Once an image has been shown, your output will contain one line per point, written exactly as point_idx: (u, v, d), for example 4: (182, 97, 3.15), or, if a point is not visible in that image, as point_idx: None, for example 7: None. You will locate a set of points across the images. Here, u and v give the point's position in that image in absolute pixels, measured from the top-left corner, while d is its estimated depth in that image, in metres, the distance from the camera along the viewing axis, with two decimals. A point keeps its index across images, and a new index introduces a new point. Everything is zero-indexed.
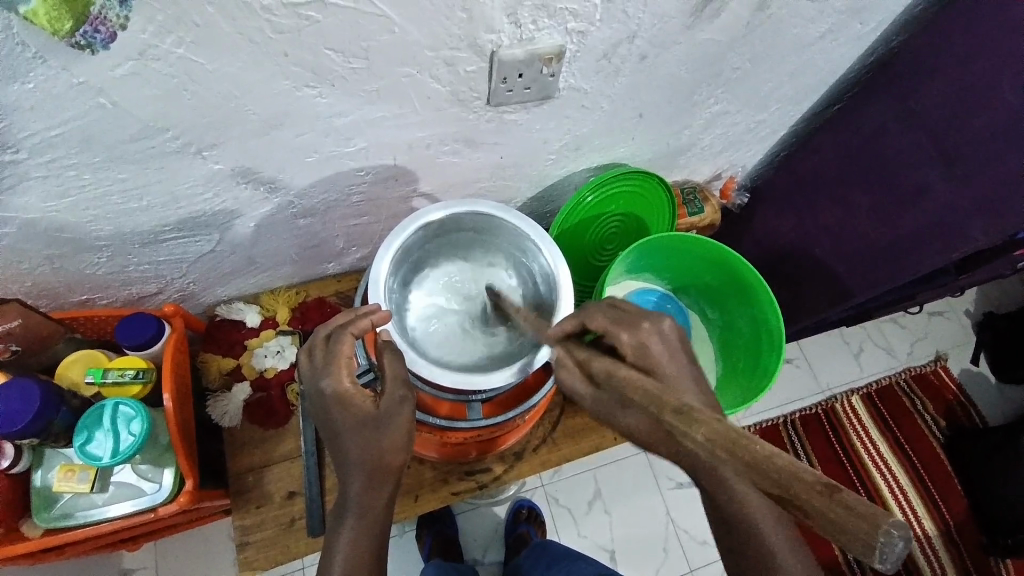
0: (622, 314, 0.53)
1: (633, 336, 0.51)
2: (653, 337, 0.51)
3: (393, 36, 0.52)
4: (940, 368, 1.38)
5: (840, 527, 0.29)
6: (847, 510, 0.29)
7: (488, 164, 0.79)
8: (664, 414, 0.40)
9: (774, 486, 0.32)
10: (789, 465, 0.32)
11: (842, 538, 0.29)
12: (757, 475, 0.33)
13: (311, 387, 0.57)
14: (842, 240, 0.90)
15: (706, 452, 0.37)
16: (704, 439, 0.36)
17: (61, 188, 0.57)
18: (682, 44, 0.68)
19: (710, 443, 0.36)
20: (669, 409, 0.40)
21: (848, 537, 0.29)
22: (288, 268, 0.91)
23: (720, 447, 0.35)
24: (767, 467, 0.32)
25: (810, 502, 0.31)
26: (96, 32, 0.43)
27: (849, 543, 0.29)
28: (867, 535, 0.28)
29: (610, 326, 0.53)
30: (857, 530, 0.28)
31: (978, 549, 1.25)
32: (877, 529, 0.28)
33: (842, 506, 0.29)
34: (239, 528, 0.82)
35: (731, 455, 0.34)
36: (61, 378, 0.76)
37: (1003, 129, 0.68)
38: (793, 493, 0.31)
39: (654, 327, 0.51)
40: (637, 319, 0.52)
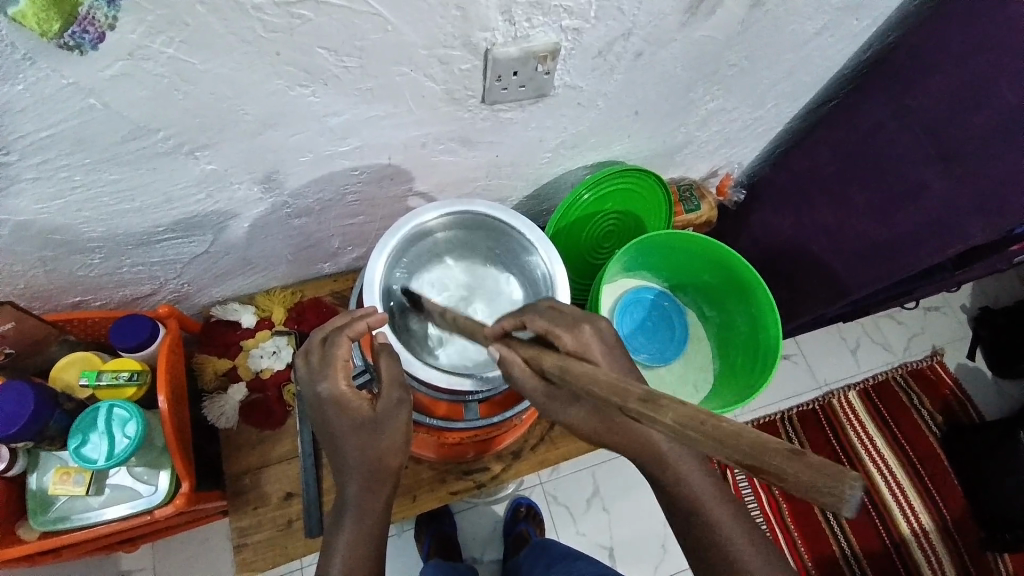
0: (562, 317, 0.53)
1: (574, 337, 0.50)
2: (592, 338, 0.51)
3: (387, 35, 0.52)
4: (936, 363, 1.39)
5: (818, 486, 0.28)
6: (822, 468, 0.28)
7: (484, 163, 0.79)
8: (630, 404, 0.35)
9: (749, 461, 0.30)
10: (759, 438, 0.30)
11: (817, 496, 0.28)
12: (727, 449, 0.30)
13: (308, 391, 0.56)
14: (840, 237, 0.90)
15: (673, 435, 0.33)
16: (673, 422, 0.33)
17: (53, 190, 0.57)
18: (679, 42, 0.67)
19: (679, 426, 0.32)
20: (631, 397, 0.36)
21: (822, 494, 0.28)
22: (283, 268, 0.90)
23: (691, 431, 0.32)
24: (741, 440, 0.30)
25: (788, 472, 0.29)
26: (86, 33, 0.43)
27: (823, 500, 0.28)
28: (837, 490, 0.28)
29: (553, 327, 0.52)
30: (830, 486, 0.28)
31: (975, 544, 1.25)
32: (846, 483, 0.28)
33: (815, 468, 0.28)
34: (236, 530, 0.82)
35: (699, 437, 0.31)
36: (55, 380, 0.76)
37: (1005, 127, 0.67)
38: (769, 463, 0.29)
39: (594, 330, 0.51)
40: (577, 322, 0.52)
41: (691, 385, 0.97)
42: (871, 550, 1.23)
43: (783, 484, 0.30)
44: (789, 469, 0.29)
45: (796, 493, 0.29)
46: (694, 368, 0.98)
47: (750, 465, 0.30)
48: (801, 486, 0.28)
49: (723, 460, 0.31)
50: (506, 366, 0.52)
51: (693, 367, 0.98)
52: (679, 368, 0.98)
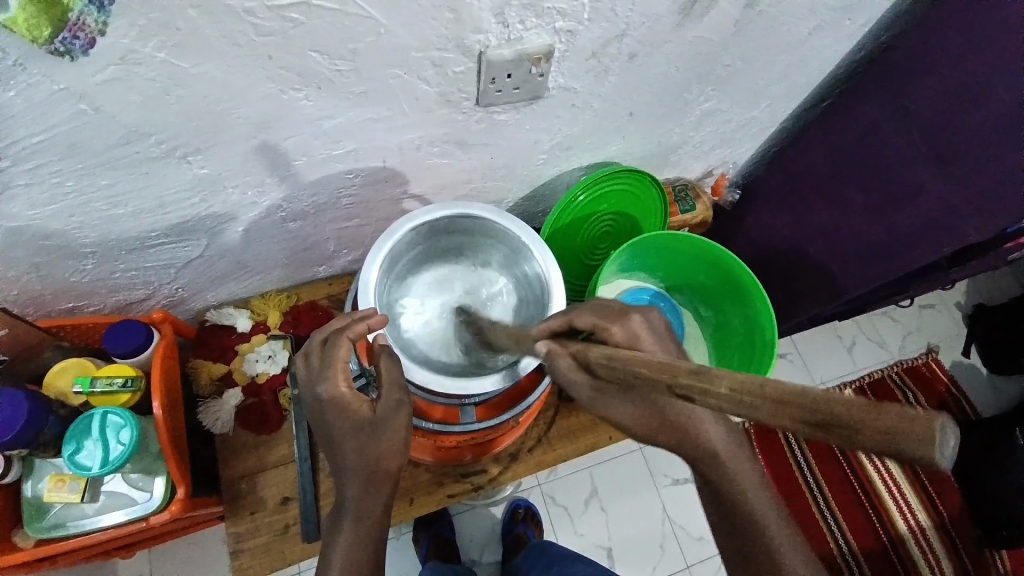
0: (609, 308, 0.52)
1: (624, 328, 0.50)
2: (643, 329, 0.50)
3: (380, 38, 0.52)
4: (932, 360, 1.39)
5: (899, 434, 0.24)
6: (902, 415, 0.25)
7: (479, 165, 0.78)
8: (681, 379, 0.33)
9: (815, 415, 0.27)
10: (826, 392, 0.27)
11: (899, 446, 0.25)
12: (790, 406, 0.28)
13: (308, 394, 0.56)
14: (835, 236, 0.90)
15: (729, 407, 0.30)
16: (729, 390, 0.30)
17: (45, 196, 0.57)
18: (673, 42, 0.67)
19: (734, 394, 0.30)
20: (683, 371, 0.34)
21: (903, 443, 0.24)
22: (278, 272, 0.90)
23: (746, 396, 0.29)
24: (803, 398, 0.28)
25: (866, 420, 0.25)
26: (76, 38, 0.43)
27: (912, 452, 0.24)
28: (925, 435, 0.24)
29: (600, 321, 0.51)
30: (919, 430, 0.24)
31: (972, 540, 1.25)
32: (936, 426, 0.24)
33: (895, 415, 0.25)
34: (233, 535, 0.82)
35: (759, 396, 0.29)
36: (48, 388, 0.74)
37: (1001, 130, 0.67)
38: (838, 417, 0.26)
39: (643, 318, 0.50)
40: (625, 311, 0.51)
41: None
42: (869, 547, 1.23)
43: (860, 443, 0.26)
44: (859, 420, 0.25)
45: (877, 450, 0.26)
46: None
47: (815, 423, 0.27)
48: (878, 436, 0.25)
49: (788, 426, 0.28)
50: (552, 361, 0.52)
51: None
52: None
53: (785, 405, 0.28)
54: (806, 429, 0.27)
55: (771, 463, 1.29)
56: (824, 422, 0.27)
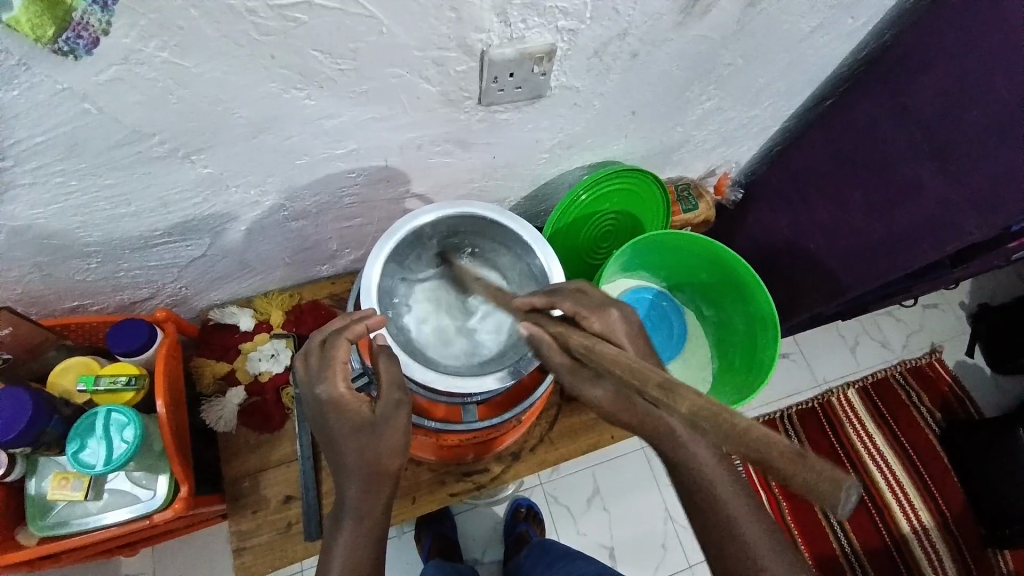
0: (590, 300, 0.56)
1: (602, 319, 0.54)
2: (619, 321, 0.54)
3: (381, 37, 0.52)
4: (935, 360, 1.39)
5: (809, 487, 0.28)
6: (820, 468, 0.28)
7: (481, 165, 0.79)
8: (648, 387, 0.37)
9: (754, 454, 0.29)
10: (769, 435, 0.29)
11: (812, 494, 0.28)
12: (737, 443, 0.30)
13: (307, 394, 0.56)
14: (838, 236, 0.90)
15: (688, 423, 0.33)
16: (688, 412, 0.33)
17: (48, 195, 0.57)
18: (675, 41, 0.67)
19: (693, 416, 0.33)
20: (651, 382, 0.37)
21: (820, 491, 0.28)
22: (281, 271, 0.90)
23: (701, 418, 0.32)
24: (746, 436, 0.30)
25: (785, 470, 0.28)
26: (79, 38, 0.43)
27: (815, 499, 0.28)
28: (827, 491, 0.27)
29: (581, 311, 0.55)
30: (825, 487, 0.27)
31: (975, 540, 1.25)
32: (841, 486, 0.27)
33: (815, 470, 0.28)
34: (236, 534, 0.82)
35: (711, 425, 0.32)
36: (54, 386, 0.75)
37: (997, 124, 0.67)
38: (771, 460, 0.29)
39: (620, 314, 0.54)
40: (604, 305, 0.55)
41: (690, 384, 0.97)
42: (871, 546, 1.23)
43: (785, 484, 0.29)
44: (785, 468, 0.28)
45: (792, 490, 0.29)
46: (693, 367, 0.98)
47: (753, 459, 0.30)
48: (797, 485, 0.28)
49: (734, 454, 0.31)
50: (535, 342, 0.56)
51: (692, 367, 0.99)
52: (678, 367, 0.98)
53: (730, 440, 0.31)
54: (746, 459, 0.30)
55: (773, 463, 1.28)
56: (757, 460, 0.29)
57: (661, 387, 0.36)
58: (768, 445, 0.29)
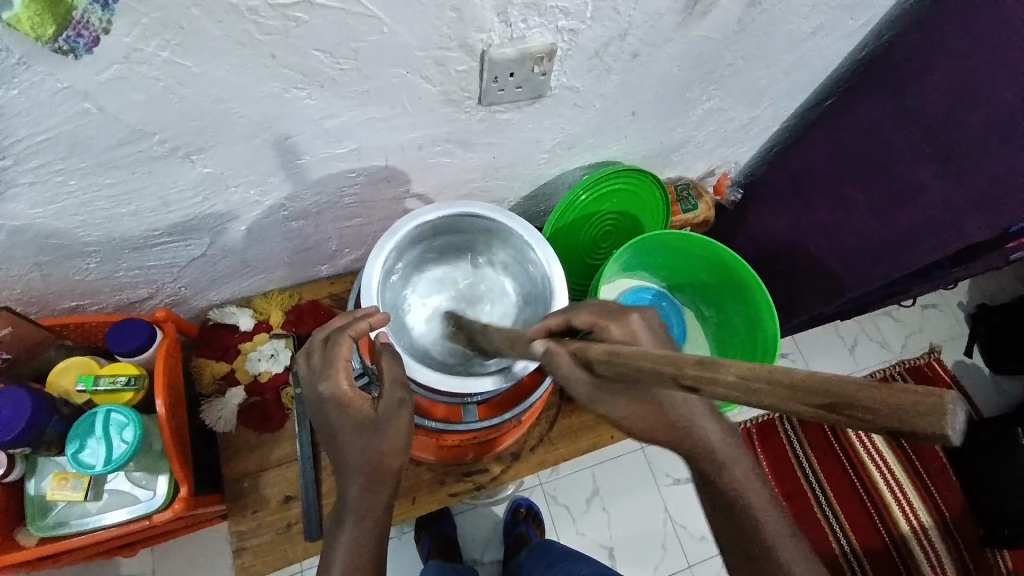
0: (609, 308, 0.52)
1: (622, 326, 0.50)
2: (640, 326, 0.50)
3: (383, 37, 0.52)
4: (934, 360, 1.39)
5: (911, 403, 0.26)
6: (909, 393, 0.27)
7: (481, 165, 0.79)
8: (686, 370, 0.33)
9: (829, 398, 0.28)
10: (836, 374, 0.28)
11: (909, 424, 0.26)
12: (804, 392, 0.29)
13: (309, 392, 0.56)
14: (837, 236, 0.90)
15: (742, 391, 0.31)
16: (738, 378, 0.31)
17: (48, 194, 0.57)
18: (675, 41, 0.67)
19: (745, 380, 0.31)
20: (688, 362, 0.34)
21: (915, 420, 0.26)
22: (280, 272, 0.90)
23: (758, 382, 0.30)
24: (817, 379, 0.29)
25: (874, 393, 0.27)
26: (80, 36, 0.43)
27: (920, 422, 0.26)
28: (931, 405, 0.26)
29: (600, 319, 0.51)
30: (928, 398, 0.26)
31: (974, 540, 1.25)
32: (942, 397, 0.26)
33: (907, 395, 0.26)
34: (235, 534, 0.82)
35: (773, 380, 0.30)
36: (53, 387, 0.74)
37: (999, 126, 0.67)
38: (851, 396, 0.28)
39: (642, 318, 0.50)
40: (625, 310, 0.51)
41: None
42: (871, 546, 1.23)
43: (872, 422, 0.27)
44: (875, 400, 0.27)
45: (885, 425, 0.27)
46: None
47: (828, 403, 0.28)
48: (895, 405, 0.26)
49: (800, 410, 0.30)
50: (552, 359, 0.50)
51: None
52: None
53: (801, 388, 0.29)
54: (818, 411, 0.29)
55: (772, 463, 1.28)
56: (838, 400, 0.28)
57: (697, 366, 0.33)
58: (841, 386, 0.28)
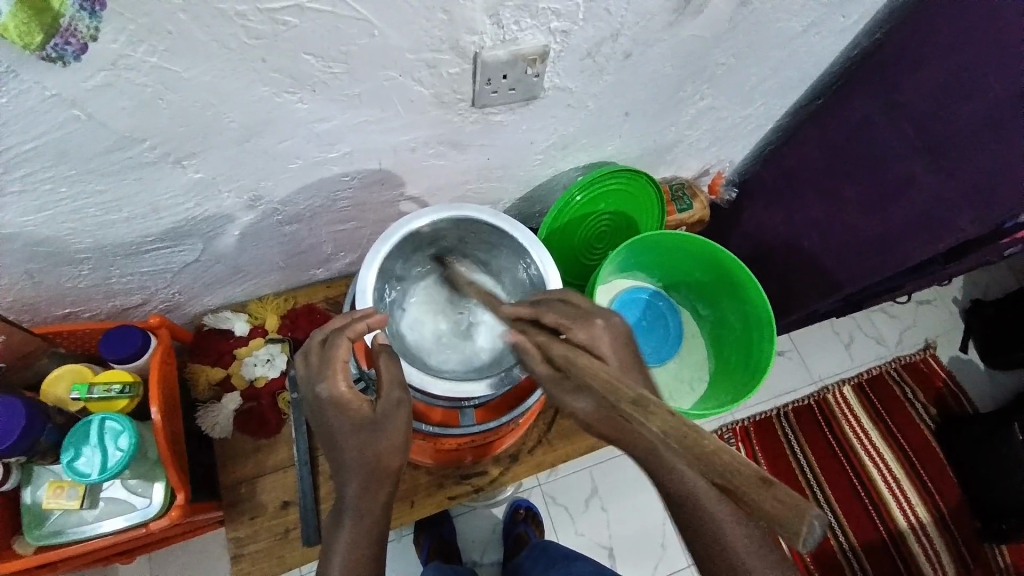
0: (575, 311, 0.55)
1: (586, 330, 0.53)
2: (604, 333, 0.53)
3: (373, 40, 0.51)
4: (930, 355, 1.39)
5: (777, 514, 0.30)
6: (786, 499, 0.30)
7: (475, 166, 0.78)
8: (621, 403, 0.40)
9: (720, 477, 0.32)
10: (733, 459, 0.32)
11: (777, 525, 0.30)
12: (707, 466, 0.33)
13: (308, 392, 0.56)
14: (831, 233, 0.90)
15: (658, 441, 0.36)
16: (661, 430, 0.36)
17: (38, 202, 0.56)
18: (667, 41, 0.67)
19: (664, 433, 0.35)
20: (625, 398, 0.40)
21: (778, 522, 0.30)
22: (275, 276, 0.90)
23: (672, 439, 0.35)
24: (715, 459, 0.32)
25: (753, 490, 0.31)
26: (67, 44, 0.42)
27: (780, 528, 0.30)
28: (795, 520, 0.29)
29: (563, 322, 0.54)
30: (790, 517, 0.29)
31: (971, 534, 1.26)
32: (804, 519, 0.29)
33: (781, 498, 0.30)
34: (232, 540, 0.81)
35: (679, 446, 0.34)
36: (45, 395, 0.74)
37: (992, 120, 0.67)
38: (736, 483, 0.31)
39: (605, 323, 0.53)
40: (589, 315, 0.54)
41: (687, 383, 0.97)
42: (869, 541, 1.23)
43: (750, 508, 0.31)
44: (755, 495, 0.31)
45: (756, 514, 0.31)
46: (689, 365, 0.99)
47: (720, 482, 0.32)
48: (763, 509, 0.30)
49: (703, 473, 0.34)
50: (518, 353, 0.56)
51: (688, 365, 0.99)
52: (674, 366, 0.99)
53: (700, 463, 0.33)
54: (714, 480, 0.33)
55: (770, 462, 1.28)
56: (726, 484, 0.32)
57: (633, 405, 0.39)
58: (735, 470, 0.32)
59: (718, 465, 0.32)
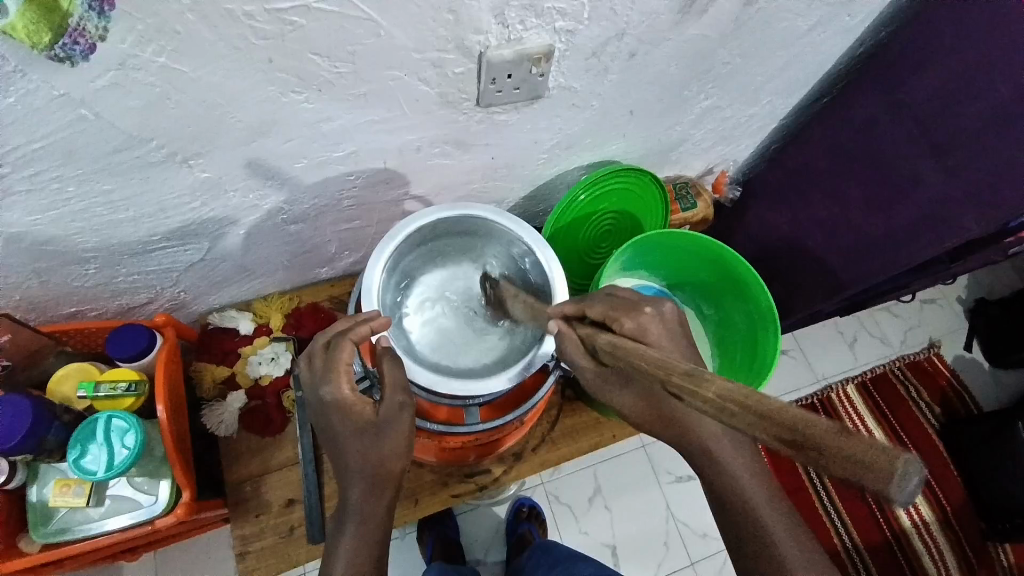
0: (623, 302, 0.54)
1: (634, 319, 0.51)
2: (654, 321, 0.51)
3: (379, 40, 0.52)
4: (934, 355, 1.39)
5: (863, 462, 0.26)
6: (867, 445, 0.27)
7: (480, 166, 0.78)
8: (673, 377, 0.37)
9: (788, 433, 0.29)
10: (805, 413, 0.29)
11: (862, 476, 0.26)
12: (775, 425, 0.30)
13: (312, 395, 0.56)
14: (837, 234, 0.90)
15: (715, 410, 0.34)
16: (717, 397, 0.33)
17: (45, 202, 0.57)
18: (672, 40, 0.67)
19: (721, 402, 0.33)
20: (676, 371, 0.37)
21: (867, 474, 0.26)
22: (280, 275, 0.90)
23: (731, 404, 0.32)
24: (785, 416, 0.29)
25: (827, 440, 0.27)
26: (75, 44, 0.43)
27: (869, 478, 0.26)
28: (887, 466, 0.25)
29: (610, 314, 0.53)
30: (880, 460, 0.26)
31: (976, 535, 1.26)
32: (899, 460, 0.26)
33: (864, 443, 0.27)
34: (238, 538, 0.82)
35: (741, 409, 0.32)
36: (54, 393, 0.75)
37: (997, 119, 0.67)
38: (811, 439, 0.28)
39: (654, 311, 0.52)
40: (639, 305, 0.52)
41: None
42: (872, 541, 1.23)
43: (829, 465, 0.28)
44: (834, 444, 0.27)
45: (832, 471, 0.28)
46: None
47: (788, 442, 0.29)
48: (846, 458, 0.26)
49: (767, 438, 0.30)
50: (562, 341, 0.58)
51: None
52: None
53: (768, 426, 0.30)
54: (780, 444, 0.29)
55: (773, 460, 1.29)
56: (795, 442, 0.29)
57: (684, 376, 0.36)
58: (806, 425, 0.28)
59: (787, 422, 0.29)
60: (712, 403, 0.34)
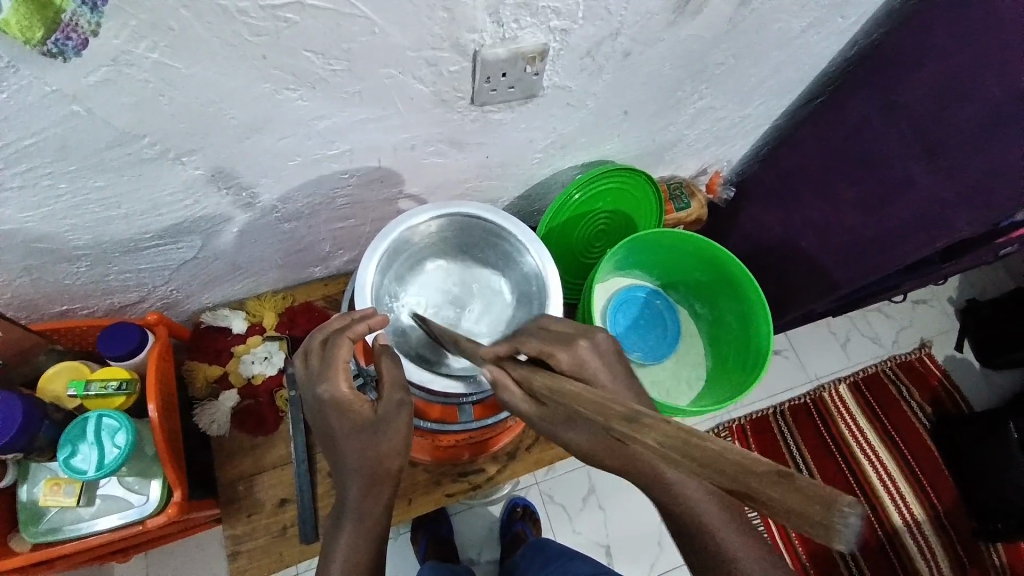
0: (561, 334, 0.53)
1: (571, 354, 0.50)
2: (591, 354, 0.50)
3: (374, 37, 0.51)
4: (925, 355, 1.40)
5: (802, 514, 0.25)
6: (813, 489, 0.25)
7: (474, 165, 0.78)
8: (612, 423, 0.34)
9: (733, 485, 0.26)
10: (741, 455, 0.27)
11: (803, 525, 0.25)
12: (714, 473, 0.27)
13: (309, 393, 0.56)
14: (828, 235, 0.91)
15: (657, 457, 0.30)
16: (656, 443, 0.30)
17: (37, 198, 0.56)
18: (666, 41, 0.67)
19: (662, 446, 0.29)
20: (615, 417, 0.34)
21: (810, 523, 0.25)
22: (273, 273, 0.90)
23: (673, 452, 0.29)
24: (719, 462, 0.27)
25: (766, 490, 0.26)
26: (68, 40, 0.42)
27: (816, 533, 0.25)
28: (824, 520, 0.24)
29: (548, 346, 0.51)
30: (820, 514, 0.24)
31: (967, 534, 1.26)
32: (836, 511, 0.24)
33: (804, 493, 0.25)
34: (230, 538, 0.81)
35: (682, 455, 0.28)
36: (43, 391, 0.74)
37: (988, 122, 0.68)
38: (754, 490, 0.26)
39: (589, 343, 0.51)
40: (572, 338, 0.52)
41: (685, 383, 0.97)
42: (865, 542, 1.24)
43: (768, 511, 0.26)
44: (771, 494, 0.26)
45: (776, 517, 0.26)
46: (685, 364, 0.99)
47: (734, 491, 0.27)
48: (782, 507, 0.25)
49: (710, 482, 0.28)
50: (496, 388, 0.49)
51: (686, 364, 0.99)
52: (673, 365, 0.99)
53: (706, 473, 0.28)
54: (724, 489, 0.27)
55: None
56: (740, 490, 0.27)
57: (624, 422, 0.33)
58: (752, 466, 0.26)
59: (722, 471, 0.27)
60: (655, 451, 0.30)
